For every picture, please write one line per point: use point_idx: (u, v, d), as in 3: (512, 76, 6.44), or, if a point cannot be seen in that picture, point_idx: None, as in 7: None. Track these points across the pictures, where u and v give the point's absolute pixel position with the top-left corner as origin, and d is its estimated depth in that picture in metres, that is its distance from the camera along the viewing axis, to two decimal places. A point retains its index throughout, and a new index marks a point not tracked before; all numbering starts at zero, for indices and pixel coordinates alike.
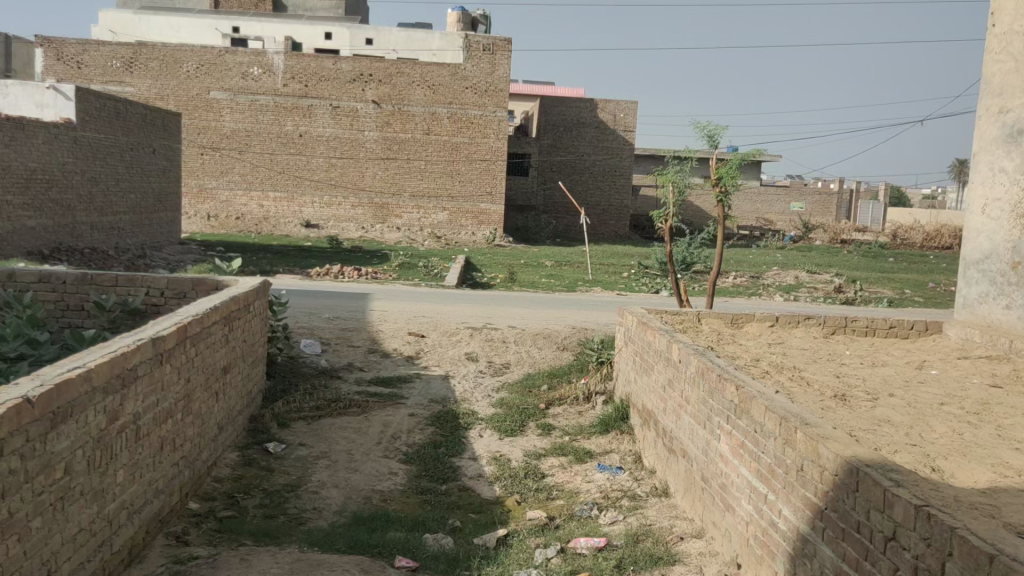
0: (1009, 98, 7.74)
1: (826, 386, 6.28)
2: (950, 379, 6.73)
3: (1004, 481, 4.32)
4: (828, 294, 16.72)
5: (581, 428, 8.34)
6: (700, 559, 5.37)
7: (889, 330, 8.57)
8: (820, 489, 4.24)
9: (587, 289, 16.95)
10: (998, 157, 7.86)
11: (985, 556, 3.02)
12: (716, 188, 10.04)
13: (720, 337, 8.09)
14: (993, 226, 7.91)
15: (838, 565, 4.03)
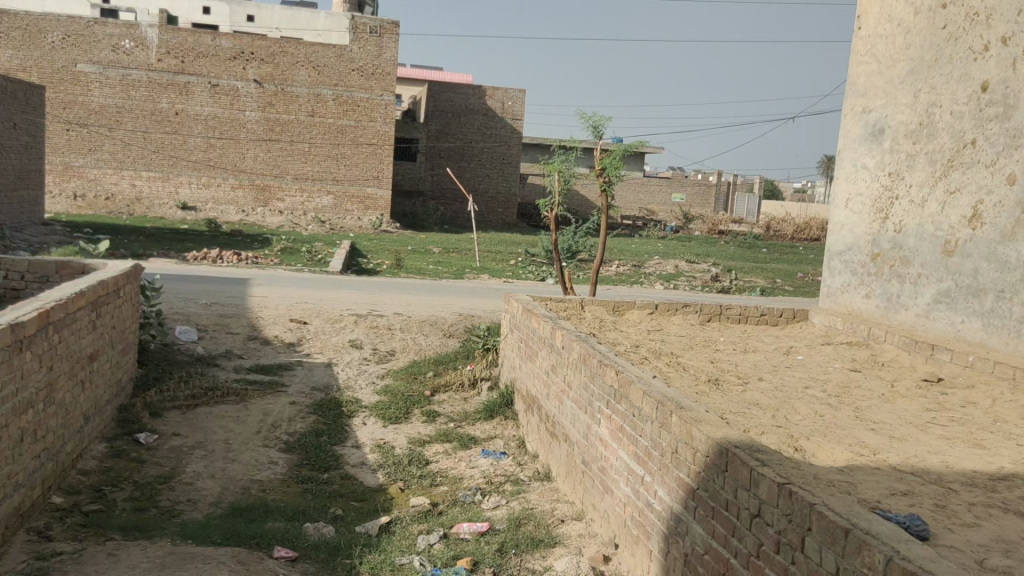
0: (872, 99, 8.21)
1: (701, 370, 6.53)
2: (814, 363, 7.11)
3: (860, 459, 4.61)
4: (705, 282, 17.30)
5: (466, 415, 8.39)
6: (579, 540, 5.52)
7: (759, 318, 8.99)
8: (693, 470, 4.42)
9: (474, 275, 16.99)
10: (861, 154, 8.34)
11: (841, 530, 3.26)
12: (602, 179, 10.20)
13: (602, 324, 8.26)
14: (855, 219, 8.38)
15: (708, 542, 4.22)
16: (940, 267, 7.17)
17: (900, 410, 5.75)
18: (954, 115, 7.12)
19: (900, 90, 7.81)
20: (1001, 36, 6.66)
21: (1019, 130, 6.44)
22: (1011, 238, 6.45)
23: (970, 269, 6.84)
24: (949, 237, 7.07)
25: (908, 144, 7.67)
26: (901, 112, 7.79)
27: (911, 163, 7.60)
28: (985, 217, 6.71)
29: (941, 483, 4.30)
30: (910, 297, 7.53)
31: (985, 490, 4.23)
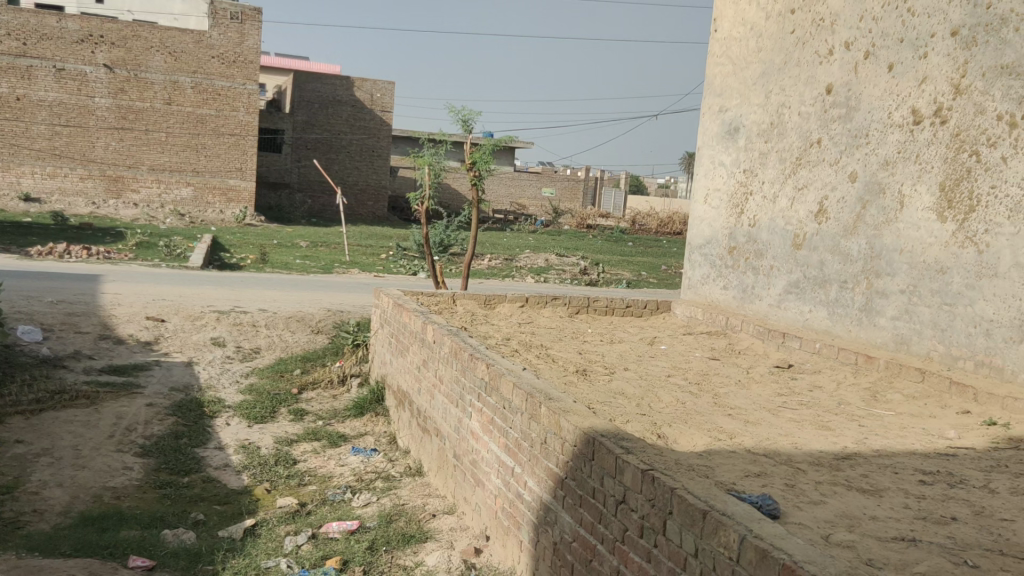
0: (727, 99, 8.58)
1: (569, 362, 6.65)
2: (676, 353, 7.38)
3: (717, 443, 4.83)
4: (574, 276, 17.63)
5: (335, 412, 8.26)
6: (451, 534, 5.54)
7: (625, 309, 9.24)
8: (562, 460, 4.49)
9: (343, 270, 16.69)
10: (718, 152, 8.70)
11: (700, 512, 3.41)
12: (472, 173, 10.21)
13: (473, 317, 8.28)
14: (714, 214, 8.74)
15: (576, 530, 4.31)
16: (790, 259, 7.59)
17: (755, 396, 6.05)
18: (802, 116, 7.53)
19: (753, 90, 8.19)
20: (843, 41, 7.09)
21: (859, 131, 6.89)
22: (853, 232, 6.90)
23: (817, 262, 7.27)
24: (798, 231, 7.49)
25: (761, 142, 8.06)
26: (754, 112, 8.17)
27: (763, 160, 8.00)
28: (830, 212, 7.14)
29: (791, 463, 4.56)
30: (763, 288, 7.93)
31: (830, 468, 4.51)
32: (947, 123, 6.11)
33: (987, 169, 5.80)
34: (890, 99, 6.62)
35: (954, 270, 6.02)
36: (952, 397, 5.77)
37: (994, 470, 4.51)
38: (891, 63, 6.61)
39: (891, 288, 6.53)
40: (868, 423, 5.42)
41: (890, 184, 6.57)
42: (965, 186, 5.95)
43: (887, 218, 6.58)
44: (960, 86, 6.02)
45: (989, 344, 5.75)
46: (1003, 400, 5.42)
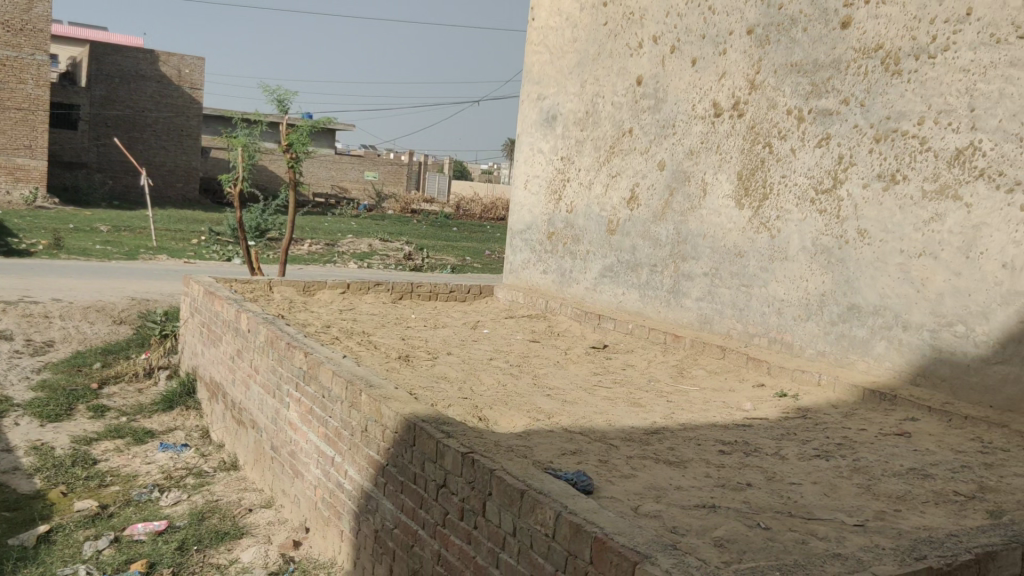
0: (545, 87, 8.77)
1: (391, 348, 6.59)
2: (497, 336, 7.49)
3: (536, 423, 4.95)
4: (398, 261, 17.49)
5: (141, 407, 7.78)
6: (268, 529, 5.40)
7: (448, 294, 9.27)
8: (382, 447, 4.46)
9: (150, 256, 15.71)
10: (537, 139, 8.89)
11: (518, 492, 3.49)
12: (288, 155, 9.88)
13: (292, 304, 8.03)
14: (533, 199, 8.91)
15: (397, 517, 4.30)
16: (604, 244, 7.88)
17: (573, 376, 6.26)
18: (615, 106, 7.82)
19: (569, 80, 8.42)
20: (651, 35, 7.43)
21: (667, 122, 7.25)
22: (662, 218, 7.26)
23: (629, 246, 7.60)
24: (612, 217, 7.79)
25: (577, 130, 8.31)
26: (571, 100, 8.41)
27: (579, 148, 8.25)
28: (641, 199, 7.47)
29: (604, 439, 4.75)
30: (580, 272, 8.19)
31: (641, 443, 4.73)
32: (744, 116, 6.55)
33: (779, 160, 6.27)
34: (694, 92, 7.00)
35: (750, 254, 6.48)
36: (749, 370, 6.21)
37: (785, 438, 4.91)
38: (695, 58, 6.99)
39: (696, 271, 6.94)
40: (676, 398, 5.74)
41: (694, 172, 6.96)
42: (759, 175, 6.40)
43: (692, 205, 6.97)
44: (754, 82, 6.46)
45: (782, 322, 6.25)
46: (792, 372, 5.90)
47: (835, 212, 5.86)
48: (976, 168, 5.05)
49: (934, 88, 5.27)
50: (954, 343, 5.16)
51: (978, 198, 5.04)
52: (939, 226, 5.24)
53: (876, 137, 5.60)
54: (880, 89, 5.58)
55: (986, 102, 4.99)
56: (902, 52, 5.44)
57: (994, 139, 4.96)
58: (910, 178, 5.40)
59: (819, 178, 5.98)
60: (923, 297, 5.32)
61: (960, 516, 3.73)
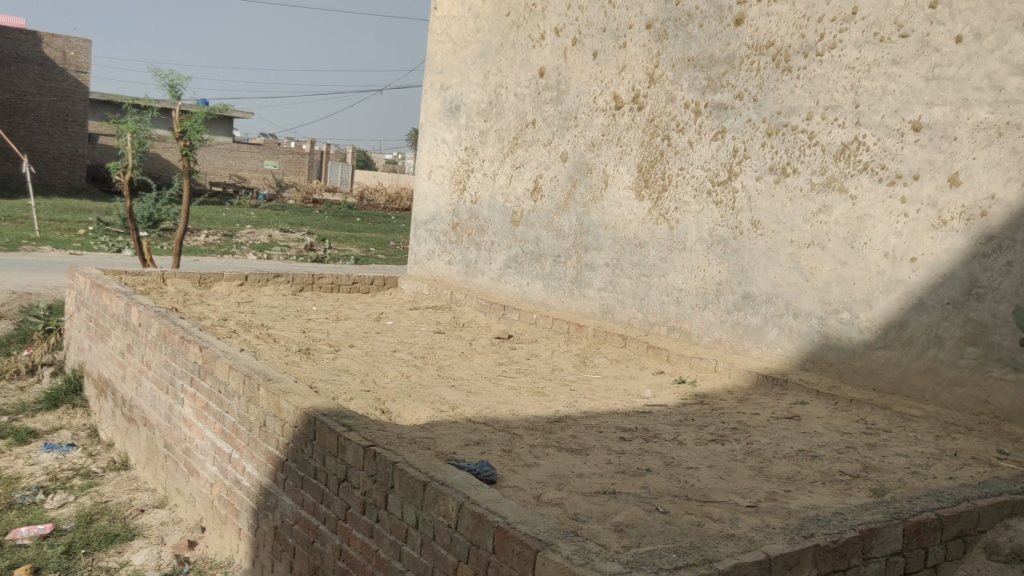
0: (448, 77, 8.72)
1: (292, 341, 6.45)
2: (401, 328, 7.43)
3: (440, 415, 4.93)
4: (300, 252, 17.11)
5: (23, 406, 7.38)
6: (161, 529, 5.23)
7: (351, 286, 9.13)
8: (282, 442, 4.36)
9: (33, 247, 14.90)
10: (440, 129, 8.84)
11: (420, 484, 3.47)
12: (181, 142, 9.53)
13: (186, 297, 7.76)
14: (437, 190, 8.86)
15: (297, 513, 4.23)
16: (508, 235, 7.91)
17: (477, 367, 6.27)
18: (518, 97, 7.85)
19: (472, 70, 8.40)
20: (553, 27, 7.47)
21: (569, 113, 7.32)
22: (565, 209, 7.33)
23: (533, 237, 7.65)
24: (516, 208, 7.82)
25: (481, 121, 8.30)
26: (474, 91, 8.39)
27: (483, 139, 8.25)
28: (545, 190, 7.53)
29: (508, 429, 4.77)
30: (485, 263, 8.20)
31: (543, 432, 4.78)
32: (644, 109, 6.67)
33: (677, 152, 6.41)
34: (595, 85, 7.08)
35: (650, 244, 6.62)
36: (649, 358, 6.34)
37: (683, 423, 5.04)
38: (596, 51, 7.07)
39: (598, 262, 7.04)
40: (578, 387, 5.82)
41: (596, 164, 7.06)
42: (659, 167, 6.54)
43: (594, 196, 7.07)
44: (654, 75, 6.58)
45: (680, 311, 6.40)
46: (690, 360, 6.05)
47: (730, 204, 6.04)
48: (861, 162, 5.29)
49: (822, 85, 5.49)
50: (841, 330, 5.40)
51: (862, 190, 5.28)
52: (826, 218, 5.47)
53: (768, 131, 5.80)
54: (772, 85, 5.77)
55: (870, 99, 5.23)
56: (793, 49, 5.64)
57: (877, 134, 5.21)
58: (800, 171, 5.62)
59: (715, 171, 6.15)
60: (812, 286, 5.55)
61: (846, 495, 3.91)
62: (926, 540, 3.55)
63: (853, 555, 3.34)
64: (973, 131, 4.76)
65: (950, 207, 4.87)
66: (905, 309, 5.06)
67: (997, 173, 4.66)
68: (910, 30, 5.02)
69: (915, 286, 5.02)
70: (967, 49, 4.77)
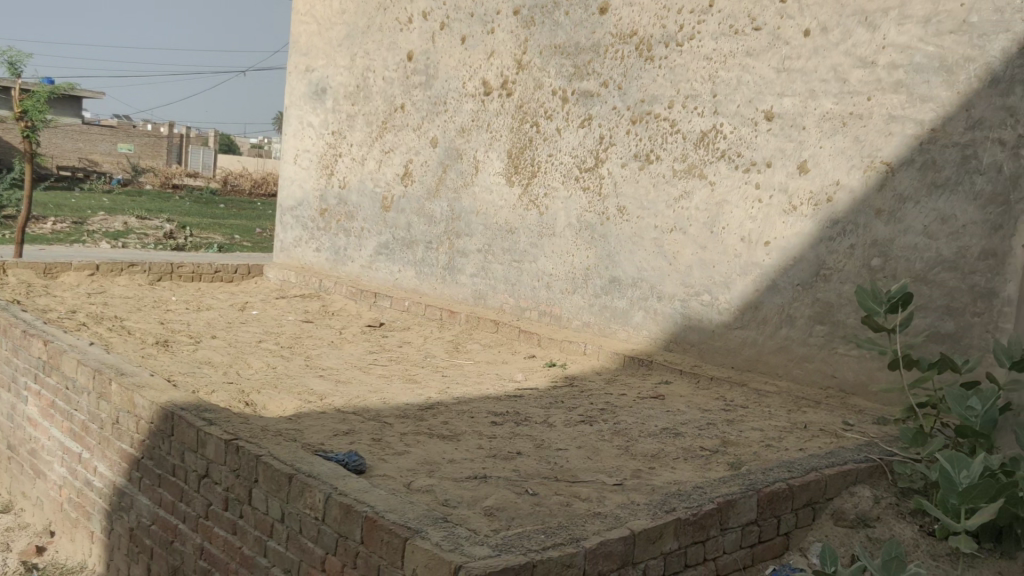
0: (313, 59, 8.48)
1: (148, 333, 6.14)
2: (267, 318, 7.20)
3: (307, 405, 4.81)
4: (158, 240, 16.31)
5: None
6: (6, 536, 4.91)
7: (214, 275, 8.79)
8: (136, 440, 4.15)
9: None
10: (306, 112, 8.60)
11: (286, 477, 3.38)
12: (22, 123, 8.89)
13: (31, 289, 7.25)
14: (304, 175, 8.61)
15: (154, 513, 4.05)
16: (378, 221, 7.80)
17: (346, 355, 6.15)
18: (386, 81, 7.73)
19: (338, 53, 8.21)
20: (421, 12, 7.39)
21: (439, 99, 7.27)
22: (436, 194, 7.29)
23: (404, 223, 7.57)
24: (386, 193, 7.72)
25: (348, 105, 8.13)
26: (340, 74, 8.20)
27: (351, 123, 8.09)
28: (415, 175, 7.46)
29: (378, 418, 4.71)
30: (355, 250, 8.05)
31: (415, 419, 4.74)
32: (512, 95, 6.70)
33: (546, 138, 6.48)
34: (464, 70, 7.06)
35: (521, 230, 6.67)
36: (521, 343, 6.40)
37: (552, 406, 5.12)
38: (464, 36, 7.05)
39: (469, 248, 7.04)
40: (450, 373, 5.82)
41: (466, 150, 7.05)
42: (528, 153, 6.59)
43: (465, 181, 7.06)
44: (521, 62, 6.62)
45: (550, 295, 6.49)
46: (561, 343, 6.15)
47: (597, 190, 6.16)
48: (719, 150, 5.50)
49: (682, 74, 5.66)
50: (701, 311, 5.61)
51: (720, 177, 5.49)
52: (687, 203, 5.66)
53: (632, 119, 5.94)
54: (636, 73, 5.91)
55: (726, 89, 5.45)
56: (654, 39, 5.80)
57: (733, 123, 5.43)
58: (663, 158, 5.78)
59: (582, 157, 6.25)
60: (674, 269, 5.74)
61: (705, 469, 4.07)
62: (779, 509, 3.74)
63: (712, 526, 3.49)
64: (820, 120, 5.03)
65: (800, 192, 5.13)
66: (760, 290, 5.31)
67: (842, 161, 4.94)
68: (763, 23, 5.26)
69: (768, 268, 5.27)
70: (815, 42, 5.04)
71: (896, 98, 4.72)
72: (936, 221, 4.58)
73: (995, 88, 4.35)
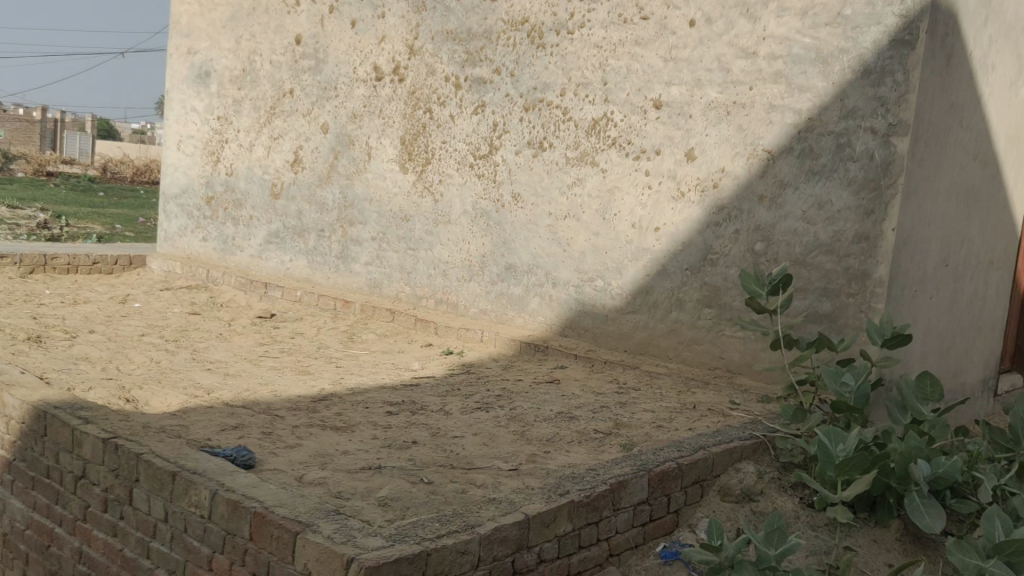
0: (196, 41, 8.15)
1: (19, 329, 5.80)
2: (151, 310, 6.92)
3: (193, 400, 4.64)
4: (30, 231, 15.40)
5: None
6: None
7: (92, 266, 8.38)
8: (6, 441, 3.92)
9: None
10: (189, 96, 8.27)
11: (169, 475, 3.26)
12: None
13: None
14: (188, 161, 8.29)
15: (28, 517, 3.84)
16: (267, 209, 7.59)
17: (235, 348, 5.97)
18: (274, 65, 7.51)
19: (222, 35, 7.92)
20: None
21: (328, 84, 7.11)
22: (327, 181, 7.14)
23: (295, 211, 7.39)
24: (275, 180, 7.51)
25: (233, 89, 7.87)
26: (225, 57, 7.92)
27: (237, 108, 7.83)
28: (305, 162, 7.28)
29: (268, 411, 4.59)
30: (243, 239, 7.81)
31: (307, 411, 4.64)
32: (404, 81, 6.62)
33: (439, 125, 6.44)
34: (354, 55, 6.93)
35: (415, 218, 6.61)
36: (417, 331, 6.35)
37: (449, 394, 5.11)
38: (354, 20, 6.91)
39: (363, 236, 6.93)
40: (344, 363, 5.72)
41: (358, 136, 6.93)
42: (421, 140, 6.53)
43: (357, 168, 6.94)
44: (413, 47, 6.55)
45: (446, 283, 6.46)
46: (457, 331, 6.14)
47: (491, 177, 6.16)
48: (610, 137, 5.58)
49: (573, 62, 5.71)
50: (595, 297, 5.69)
51: (611, 164, 5.58)
52: (580, 190, 5.72)
53: (525, 106, 5.95)
54: (527, 60, 5.93)
55: (616, 77, 5.52)
56: (545, 26, 5.83)
57: (623, 111, 5.51)
58: (556, 145, 5.83)
59: (476, 144, 6.24)
60: (569, 256, 5.80)
61: (599, 452, 4.14)
62: (669, 488, 3.84)
63: (605, 507, 3.55)
64: (706, 109, 5.17)
65: (688, 179, 5.26)
66: (650, 275, 5.42)
67: (726, 148, 5.09)
68: (650, 13, 5.36)
69: (658, 254, 5.39)
70: (700, 32, 5.17)
71: (776, 88, 4.89)
72: (814, 206, 4.77)
73: (866, 78, 4.56)
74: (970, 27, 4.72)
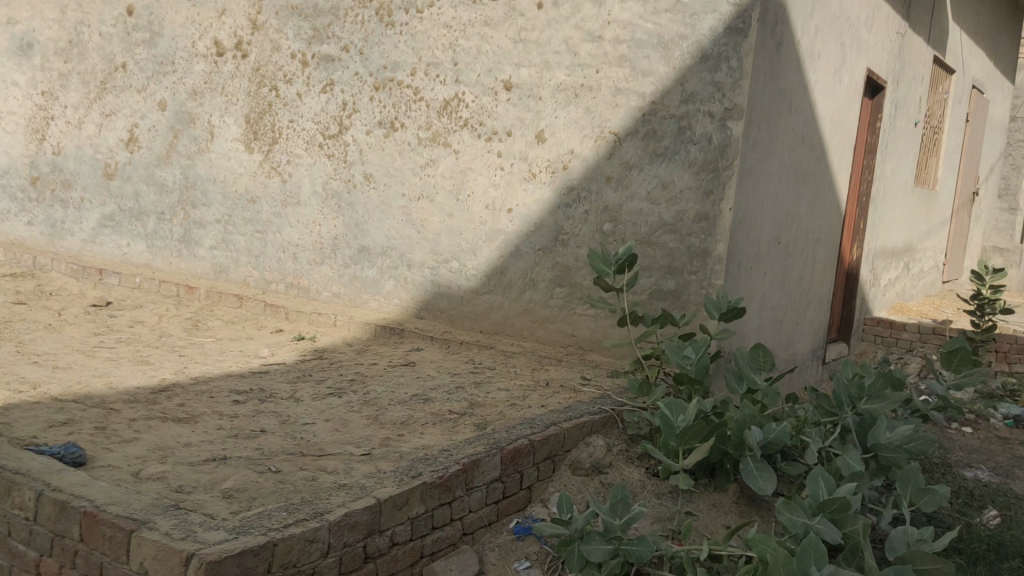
0: (15, 9, 7.52)
1: None
2: None
3: (17, 396, 4.31)
4: None
5: None
6: None
7: None
8: None
9: None
10: (8, 69, 7.63)
11: None
12: None
13: None
14: (9, 139, 7.67)
15: None
16: (100, 191, 7.13)
17: (66, 339, 5.58)
18: (104, 37, 7.04)
19: (45, 4, 7.34)
20: None
21: (165, 58, 6.74)
22: (166, 161, 6.78)
23: (131, 193, 6.98)
24: (108, 160, 7.07)
25: (59, 62, 7.32)
26: (49, 27, 7.35)
27: (63, 83, 7.31)
28: (141, 141, 6.89)
29: (102, 405, 4.33)
30: (74, 222, 7.32)
31: (146, 404, 4.41)
32: (247, 57, 6.36)
33: (285, 104, 6.23)
34: (192, 28, 6.59)
35: (263, 199, 6.38)
36: (267, 317, 6.15)
37: (299, 380, 4.98)
38: None
39: (207, 219, 6.63)
40: (188, 352, 5.47)
41: (199, 114, 6.61)
42: (267, 119, 6.31)
43: (199, 148, 6.62)
44: (256, 22, 6.29)
45: (297, 267, 6.28)
46: (309, 316, 5.99)
47: (341, 157, 6.03)
48: (461, 118, 5.56)
49: (423, 41, 5.65)
50: (450, 278, 5.69)
51: (463, 145, 5.57)
52: (433, 171, 5.69)
53: (375, 85, 5.85)
54: (376, 39, 5.82)
55: (466, 58, 5.50)
56: (394, 5, 5.74)
57: (474, 92, 5.51)
58: (407, 126, 5.76)
59: (324, 124, 6.08)
60: (423, 238, 5.76)
61: (452, 432, 4.14)
62: (521, 465, 3.89)
63: (458, 487, 3.56)
64: (555, 91, 5.23)
65: (539, 160, 5.33)
66: (503, 256, 5.47)
67: (575, 130, 5.19)
68: None
69: (511, 235, 5.44)
70: (547, 15, 5.22)
71: (620, 72, 5.02)
72: (657, 187, 4.93)
73: (704, 64, 4.74)
74: (798, 16, 4.99)
